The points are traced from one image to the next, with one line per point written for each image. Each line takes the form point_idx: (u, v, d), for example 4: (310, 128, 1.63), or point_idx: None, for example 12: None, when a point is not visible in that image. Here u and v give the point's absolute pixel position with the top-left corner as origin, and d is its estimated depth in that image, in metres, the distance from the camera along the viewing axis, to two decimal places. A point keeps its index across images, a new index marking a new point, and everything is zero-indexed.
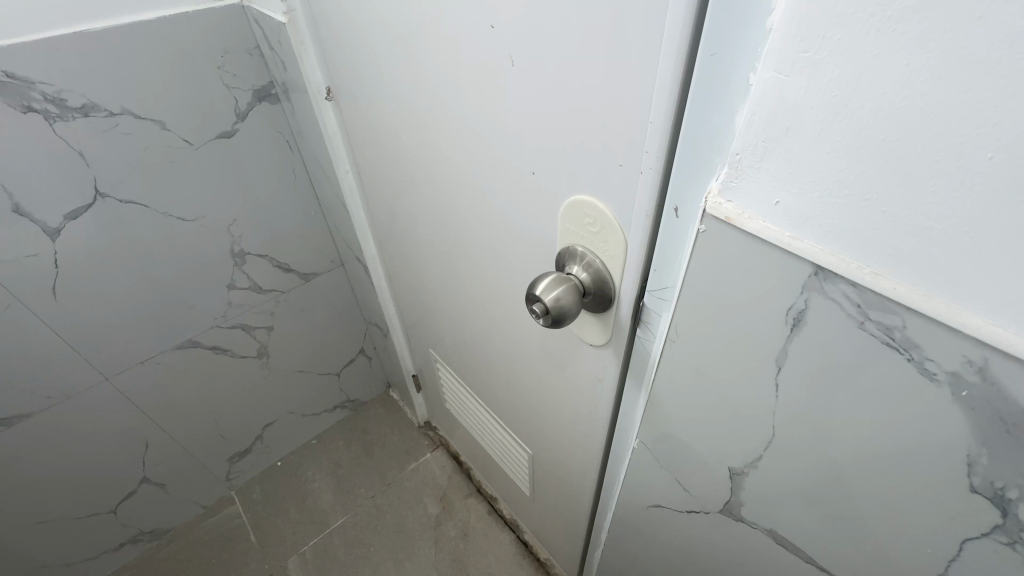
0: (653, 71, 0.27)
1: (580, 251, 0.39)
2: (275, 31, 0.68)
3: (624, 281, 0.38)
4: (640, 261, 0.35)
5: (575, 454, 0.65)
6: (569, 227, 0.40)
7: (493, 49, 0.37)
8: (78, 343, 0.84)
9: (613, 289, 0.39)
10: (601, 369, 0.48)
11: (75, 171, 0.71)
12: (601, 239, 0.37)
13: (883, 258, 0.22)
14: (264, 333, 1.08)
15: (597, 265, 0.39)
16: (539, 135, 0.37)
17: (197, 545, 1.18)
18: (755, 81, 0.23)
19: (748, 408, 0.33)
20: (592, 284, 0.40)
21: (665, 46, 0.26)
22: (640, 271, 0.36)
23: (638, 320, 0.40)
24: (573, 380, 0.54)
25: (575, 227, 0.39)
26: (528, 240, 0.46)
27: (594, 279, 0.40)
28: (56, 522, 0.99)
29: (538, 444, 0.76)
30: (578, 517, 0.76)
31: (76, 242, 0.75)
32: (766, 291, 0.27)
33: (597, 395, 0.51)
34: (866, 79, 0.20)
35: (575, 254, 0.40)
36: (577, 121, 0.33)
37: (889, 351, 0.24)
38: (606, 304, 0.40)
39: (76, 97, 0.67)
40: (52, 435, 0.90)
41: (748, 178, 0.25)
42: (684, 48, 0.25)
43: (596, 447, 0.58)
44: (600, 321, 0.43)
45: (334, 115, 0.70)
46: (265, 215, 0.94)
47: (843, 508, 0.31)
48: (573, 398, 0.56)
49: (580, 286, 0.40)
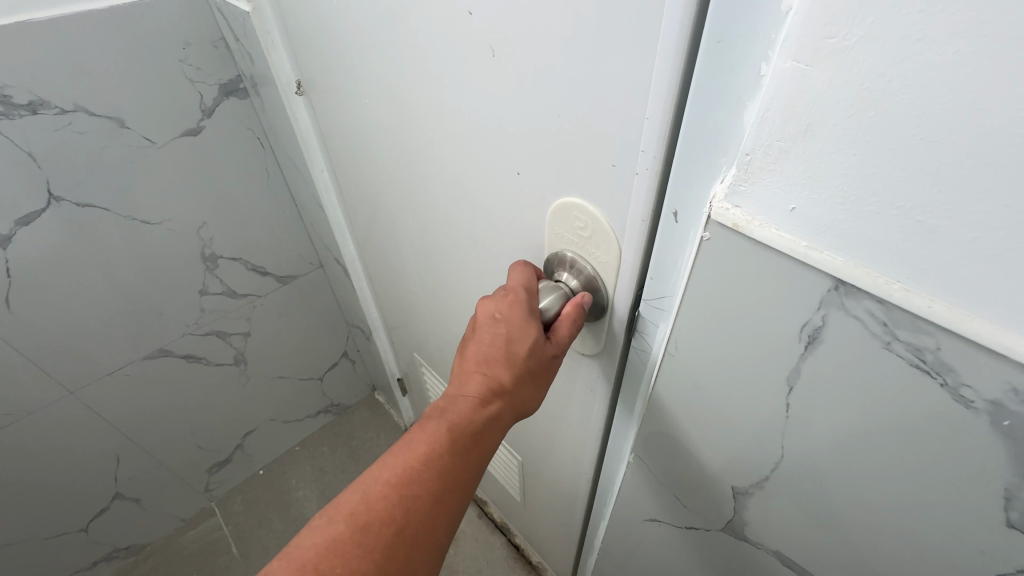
0: (650, 57, 0.24)
1: (569, 258, 0.37)
2: (241, 21, 0.63)
3: (617, 288, 0.35)
4: (635, 266, 0.33)
5: (568, 463, 0.62)
6: (557, 231, 0.37)
7: (472, 38, 0.33)
8: (37, 356, 0.79)
9: (606, 296, 0.37)
10: (593, 378, 0.45)
11: (26, 173, 0.66)
12: (592, 244, 0.35)
13: (915, 272, 0.20)
14: (240, 338, 1.03)
15: (588, 272, 0.36)
16: (526, 132, 0.34)
17: (177, 560, 1.14)
18: (769, 73, 0.21)
19: (757, 427, 0.31)
20: (583, 291, 0.37)
21: (663, 29, 0.23)
22: (635, 279, 0.34)
23: (632, 329, 0.37)
24: (565, 389, 0.51)
25: (563, 231, 0.36)
26: (515, 243, 0.43)
27: (585, 286, 0.37)
28: (22, 543, 0.94)
29: (529, 451, 0.74)
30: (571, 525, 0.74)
31: (30, 249, 0.70)
32: (778, 306, 0.25)
33: (590, 404, 0.48)
34: (901, 71, 0.17)
35: (564, 261, 0.37)
36: (566, 118, 0.30)
37: (918, 376, 0.22)
38: (599, 312, 0.38)
39: (23, 93, 0.62)
40: (14, 454, 0.85)
41: (758, 181, 0.23)
42: (684, 30, 0.22)
43: (590, 456, 0.55)
44: (592, 331, 0.41)
45: (306, 111, 0.66)
46: (238, 216, 0.89)
47: (855, 531, 0.29)
48: (565, 408, 0.54)
49: (569, 297, 0.38)
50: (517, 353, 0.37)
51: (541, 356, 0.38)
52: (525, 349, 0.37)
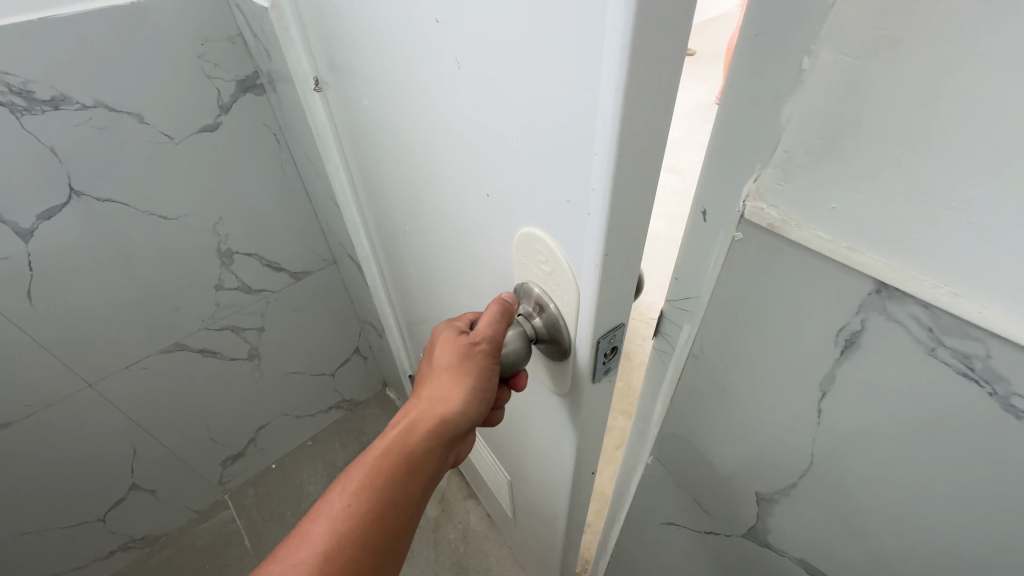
0: (594, 77, 0.21)
1: (535, 290, 0.35)
2: (258, 18, 0.63)
3: (577, 332, 0.33)
4: (590, 313, 0.30)
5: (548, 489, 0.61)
6: (524, 261, 0.35)
7: (440, 46, 0.31)
8: (58, 349, 0.80)
9: (567, 338, 0.35)
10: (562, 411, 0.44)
11: (48, 168, 0.67)
12: (554, 281, 0.32)
13: (965, 277, 0.19)
14: (254, 334, 1.04)
15: (551, 310, 0.34)
16: (493, 149, 0.31)
17: (190, 552, 1.15)
18: (813, 68, 0.20)
19: (785, 432, 0.30)
20: (546, 328, 0.36)
21: (609, 19, 0.19)
22: (608, 310, 0.31)
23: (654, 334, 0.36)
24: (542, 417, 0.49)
25: (530, 262, 0.34)
26: (492, 263, 0.41)
27: (548, 324, 0.35)
28: (42, 532, 0.96)
29: (516, 471, 0.72)
30: (554, 548, 0.73)
31: (52, 244, 0.71)
32: (814, 309, 0.24)
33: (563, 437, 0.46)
34: (958, 64, 0.16)
35: (531, 293, 0.36)
36: (525, 141, 0.28)
37: (964, 384, 0.21)
38: (562, 352, 0.36)
39: (45, 89, 0.62)
40: (36, 445, 0.86)
41: (798, 178, 0.22)
42: (636, 19, 0.18)
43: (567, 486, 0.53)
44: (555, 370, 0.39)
45: (322, 107, 0.66)
46: (253, 212, 0.89)
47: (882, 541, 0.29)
48: (543, 430, 0.50)
49: (529, 333, 0.37)
50: (441, 357, 0.38)
51: (459, 346, 0.37)
52: (447, 350, 0.38)
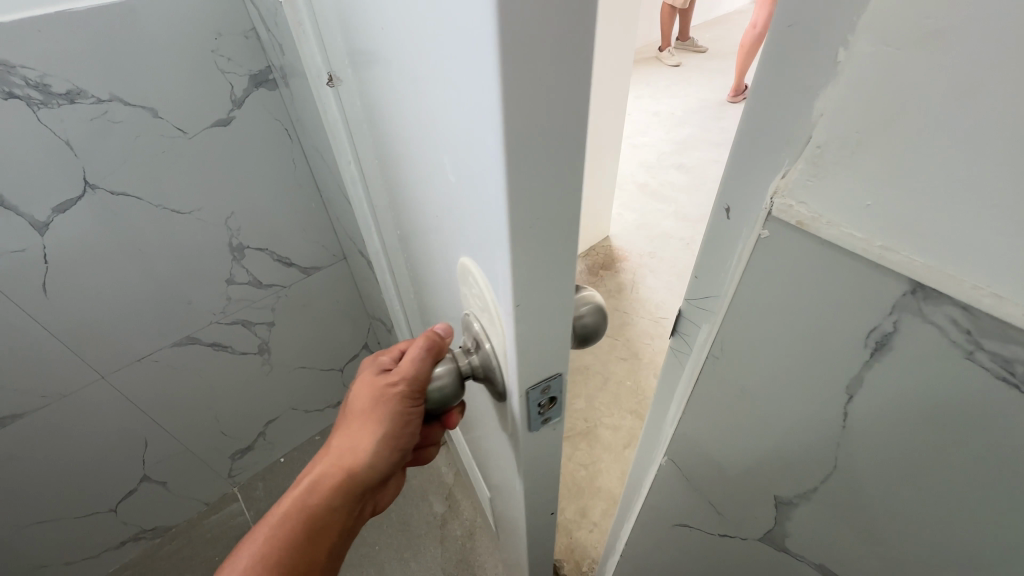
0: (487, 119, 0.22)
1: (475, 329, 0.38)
2: (272, 12, 0.63)
3: (507, 371, 0.36)
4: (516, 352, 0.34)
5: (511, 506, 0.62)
6: (468, 300, 0.38)
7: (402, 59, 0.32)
8: (72, 341, 0.81)
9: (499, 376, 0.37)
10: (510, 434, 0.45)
11: (63, 161, 0.67)
12: (488, 323, 0.35)
13: (1008, 279, 0.18)
14: (265, 328, 1.04)
15: (485, 350, 0.37)
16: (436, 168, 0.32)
17: (200, 543, 1.17)
18: (846, 61, 0.19)
19: (807, 435, 0.29)
20: (481, 365, 0.39)
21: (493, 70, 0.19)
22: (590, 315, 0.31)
23: (674, 331, 0.36)
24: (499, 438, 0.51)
25: (471, 301, 0.37)
26: None
27: (483, 362, 0.39)
28: (55, 521, 0.97)
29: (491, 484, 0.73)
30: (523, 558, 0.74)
31: (67, 237, 0.72)
32: (843, 311, 0.24)
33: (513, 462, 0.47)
34: (1007, 56, 0.15)
35: (472, 330, 0.39)
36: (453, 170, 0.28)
37: (1003, 389, 0.20)
38: (497, 388, 0.39)
39: (61, 83, 0.63)
40: (50, 436, 0.87)
41: (829, 175, 0.22)
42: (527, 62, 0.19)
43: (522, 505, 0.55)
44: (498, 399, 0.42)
45: (334, 103, 0.65)
46: (264, 207, 0.89)
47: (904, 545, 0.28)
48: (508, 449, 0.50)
49: (463, 369, 0.40)
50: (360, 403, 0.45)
51: (373, 397, 0.44)
52: (363, 398, 0.45)
